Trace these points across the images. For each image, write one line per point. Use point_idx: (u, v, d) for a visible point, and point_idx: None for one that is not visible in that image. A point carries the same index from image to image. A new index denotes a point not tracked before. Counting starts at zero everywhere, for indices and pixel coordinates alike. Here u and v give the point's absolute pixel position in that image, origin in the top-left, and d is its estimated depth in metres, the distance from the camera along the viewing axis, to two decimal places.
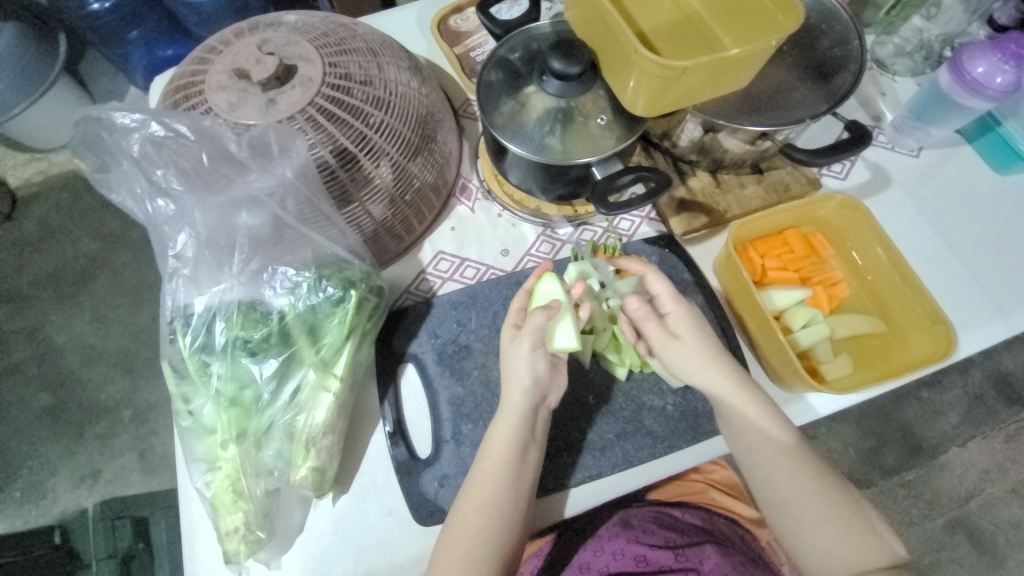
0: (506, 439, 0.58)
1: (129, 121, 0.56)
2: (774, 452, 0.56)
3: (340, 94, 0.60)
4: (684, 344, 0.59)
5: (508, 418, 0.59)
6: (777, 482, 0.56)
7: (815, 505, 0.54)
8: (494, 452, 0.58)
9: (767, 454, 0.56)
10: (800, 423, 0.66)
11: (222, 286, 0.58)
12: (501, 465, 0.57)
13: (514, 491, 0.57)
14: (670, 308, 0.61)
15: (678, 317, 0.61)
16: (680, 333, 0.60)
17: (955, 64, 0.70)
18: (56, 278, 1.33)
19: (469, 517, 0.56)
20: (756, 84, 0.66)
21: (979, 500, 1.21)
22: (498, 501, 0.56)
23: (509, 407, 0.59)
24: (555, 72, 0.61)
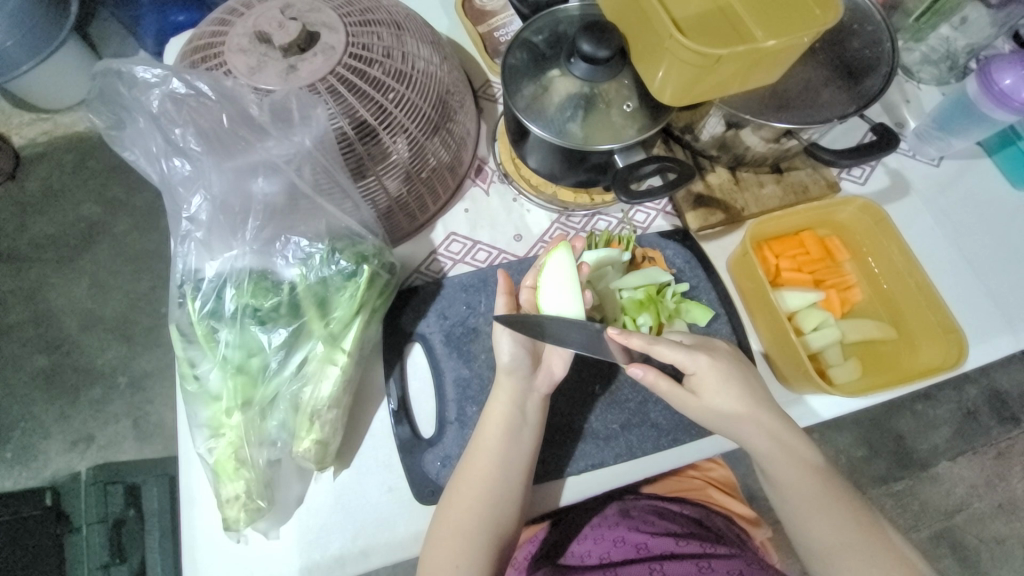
0: (507, 418, 0.58)
1: (149, 76, 0.54)
2: (820, 503, 0.56)
3: (362, 65, 0.59)
4: (707, 405, 0.57)
5: (509, 399, 0.59)
6: (812, 529, 0.56)
7: (853, 550, 0.55)
8: (494, 428, 0.58)
9: (805, 500, 0.57)
10: (803, 425, 0.67)
11: (233, 252, 0.57)
12: (504, 447, 0.57)
13: (511, 471, 0.57)
14: (696, 369, 0.57)
15: (704, 377, 0.57)
16: (702, 393, 0.57)
17: (982, 74, 0.69)
18: (57, 241, 1.32)
19: (468, 496, 0.56)
20: (784, 80, 0.65)
21: (966, 514, 1.22)
22: (498, 480, 0.57)
23: (507, 387, 0.59)
24: (583, 55, 0.59)
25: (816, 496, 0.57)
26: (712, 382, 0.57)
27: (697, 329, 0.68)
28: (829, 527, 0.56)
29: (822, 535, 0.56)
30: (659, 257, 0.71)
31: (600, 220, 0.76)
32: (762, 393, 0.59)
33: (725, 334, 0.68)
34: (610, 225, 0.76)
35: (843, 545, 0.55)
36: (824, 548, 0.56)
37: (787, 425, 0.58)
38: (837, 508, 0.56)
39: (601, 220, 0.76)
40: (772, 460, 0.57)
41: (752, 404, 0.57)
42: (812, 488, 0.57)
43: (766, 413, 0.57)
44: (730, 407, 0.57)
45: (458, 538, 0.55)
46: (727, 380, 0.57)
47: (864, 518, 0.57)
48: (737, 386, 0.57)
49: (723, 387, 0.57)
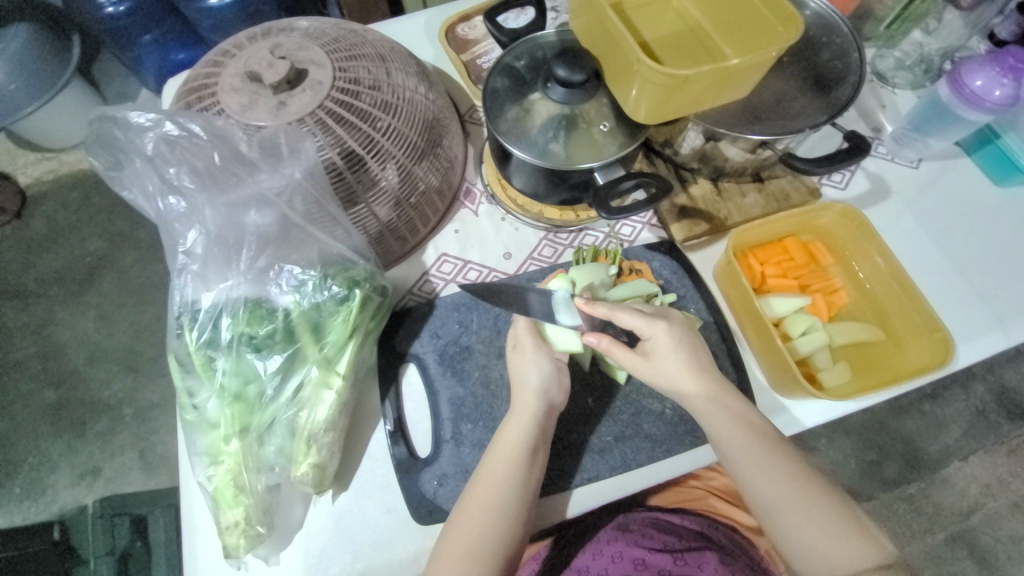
0: (515, 445, 0.58)
1: (144, 120, 0.57)
2: (761, 456, 0.56)
3: (350, 99, 0.61)
4: (657, 366, 0.59)
5: (523, 423, 0.59)
6: (765, 486, 0.56)
7: (802, 501, 0.55)
8: (508, 446, 0.58)
9: (755, 456, 0.56)
10: (787, 434, 0.66)
11: (228, 283, 0.59)
12: (500, 468, 0.57)
13: (517, 495, 0.57)
14: (652, 334, 0.59)
15: (659, 342, 0.59)
16: (653, 355, 0.59)
17: (953, 77, 0.71)
18: (63, 275, 1.35)
19: (472, 523, 0.56)
20: (756, 95, 0.67)
21: (981, 514, 1.20)
22: (503, 507, 0.56)
23: (523, 409, 0.60)
24: (559, 80, 0.62)
25: (762, 454, 0.56)
26: (664, 345, 0.59)
27: None
28: (772, 481, 0.55)
29: (771, 490, 0.55)
30: (646, 268, 0.72)
31: (587, 236, 0.77)
32: (708, 359, 0.60)
33: (714, 342, 0.69)
34: (597, 240, 0.77)
35: (791, 500, 0.55)
36: (771, 505, 0.55)
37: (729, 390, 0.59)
38: (780, 463, 0.56)
39: (587, 236, 0.77)
40: (715, 424, 0.58)
41: (695, 365, 0.59)
42: (753, 443, 0.57)
43: (703, 369, 0.59)
44: (682, 368, 0.58)
45: (462, 565, 0.54)
46: (679, 343, 0.59)
47: (806, 471, 0.57)
48: (685, 353, 0.59)
49: (676, 347, 0.59)
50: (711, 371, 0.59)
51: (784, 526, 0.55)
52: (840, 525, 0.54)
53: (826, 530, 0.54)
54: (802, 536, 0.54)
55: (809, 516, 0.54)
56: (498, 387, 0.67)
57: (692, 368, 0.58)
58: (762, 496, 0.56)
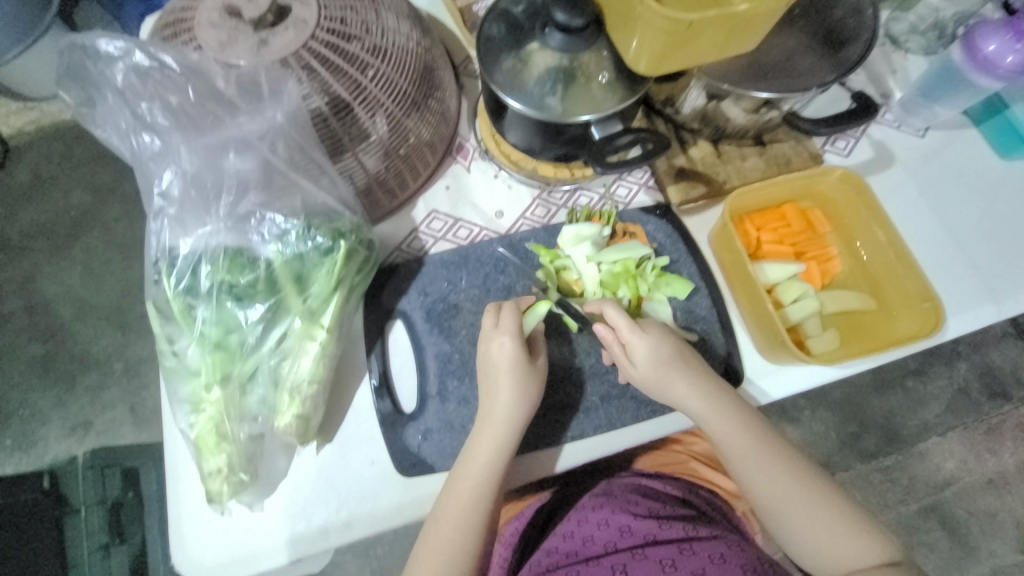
0: (492, 452, 0.58)
1: (113, 50, 0.54)
2: (768, 463, 0.59)
3: (337, 40, 0.58)
4: (640, 373, 0.61)
5: (495, 433, 0.58)
6: (760, 485, 0.58)
7: (797, 497, 0.57)
8: (490, 432, 0.58)
9: (748, 456, 0.59)
10: (761, 403, 0.67)
11: (207, 229, 0.57)
12: (489, 456, 0.57)
13: (492, 499, 0.57)
14: (630, 340, 0.60)
15: (634, 347, 0.61)
16: (634, 359, 0.61)
17: (967, 41, 0.69)
18: (48, 228, 1.32)
19: (459, 508, 0.56)
20: (764, 50, 0.64)
21: (955, 488, 1.23)
22: (486, 488, 0.57)
23: (501, 402, 0.59)
24: (558, 24, 0.59)
25: (755, 454, 0.59)
26: (639, 350, 0.60)
27: (677, 302, 0.68)
28: (779, 488, 0.58)
29: (767, 489, 0.58)
30: (640, 231, 0.71)
31: (581, 196, 0.75)
32: (690, 361, 0.61)
33: (704, 307, 0.68)
34: (592, 200, 0.75)
35: (785, 497, 0.58)
36: (769, 502, 0.58)
37: (721, 392, 0.61)
38: (780, 466, 0.59)
39: (582, 195, 0.75)
40: (711, 426, 0.60)
41: (677, 368, 0.60)
42: (759, 453, 0.59)
43: (706, 383, 0.61)
44: (668, 369, 0.60)
45: (452, 547, 0.55)
46: (657, 351, 0.60)
47: (809, 473, 0.59)
48: (658, 357, 0.60)
49: (655, 354, 0.60)
50: (718, 384, 0.61)
51: (790, 529, 0.57)
52: (835, 519, 0.57)
53: (834, 532, 0.56)
54: (797, 529, 0.57)
55: (818, 521, 0.57)
56: None
57: (697, 386, 0.60)
58: (769, 501, 0.58)
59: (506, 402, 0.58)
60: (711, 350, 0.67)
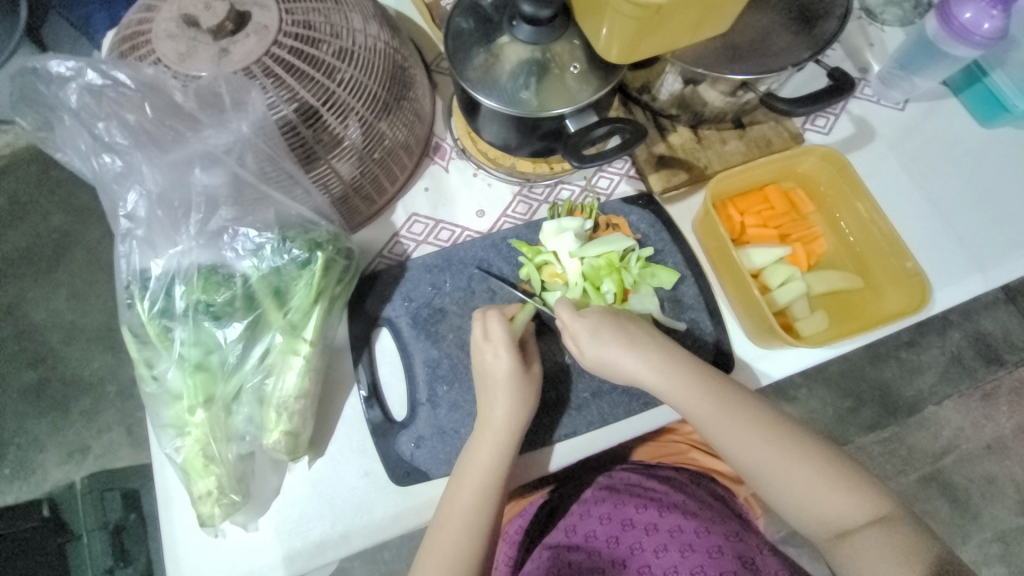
0: (490, 457, 0.57)
1: (64, 70, 0.52)
2: (739, 426, 0.57)
3: (302, 45, 0.56)
4: (591, 358, 0.60)
5: (494, 440, 0.58)
6: (737, 448, 0.57)
7: (773, 452, 0.56)
8: (487, 439, 0.58)
9: (718, 421, 0.58)
10: (759, 386, 0.67)
11: (179, 248, 0.56)
12: (487, 462, 0.57)
13: (494, 504, 0.56)
14: (574, 327, 0.61)
15: (576, 333, 0.61)
16: (583, 347, 0.61)
17: (942, 10, 0.68)
18: (27, 254, 1.29)
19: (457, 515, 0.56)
20: (738, 31, 0.63)
21: (954, 455, 1.24)
22: (484, 494, 0.56)
23: (497, 406, 0.58)
24: (525, 16, 0.57)
25: (726, 417, 0.57)
26: (581, 334, 0.61)
27: (664, 292, 0.68)
28: (752, 450, 0.56)
29: (742, 452, 0.57)
30: (623, 223, 0.70)
31: (563, 190, 0.74)
32: (642, 334, 0.61)
33: (692, 295, 0.68)
34: (574, 193, 0.74)
35: (760, 456, 0.56)
36: (748, 464, 0.57)
37: (681, 361, 0.59)
38: (753, 426, 0.57)
39: (563, 189, 0.74)
40: (679, 399, 0.58)
41: (631, 345, 0.60)
42: (725, 418, 0.57)
43: (662, 354, 0.60)
44: (619, 347, 0.60)
45: (452, 557, 0.54)
46: (597, 332, 0.60)
47: (783, 426, 0.57)
48: (608, 337, 0.60)
49: (602, 336, 0.60)
50: (674, 350, 0.60)
51: (771, 488, 0.56)
52: (812, 467, 0.56)
53: (814, 483, 0.55)
54: (779, 485, 0.56)
55: (796, 474, 0.56)
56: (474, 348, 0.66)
57: (652, 357, 0.59)
58: (743, 464, 0.57)
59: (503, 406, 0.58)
60: (701, 339, 0.67)
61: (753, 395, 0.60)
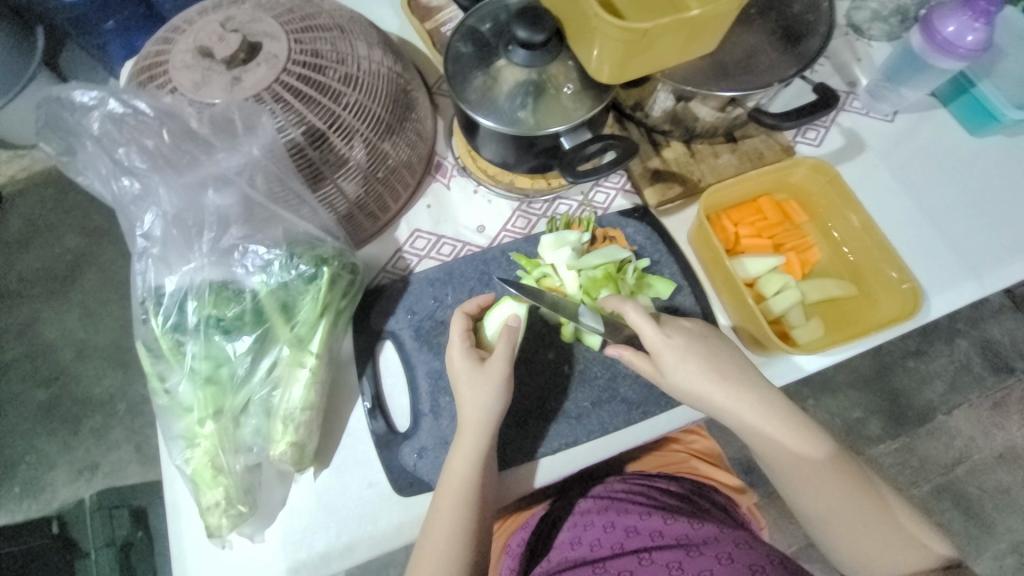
0: (465, 463, 0.56)
1: (89, 100, 0.56)
2: (818, 479, 0.56)
3: (309, 72, 0.60)
4: (674, 383, 0.59)
5: (466, 448, 0.57)
6: (812, 498, 0.56)
7: (848, 508, 0.55)
8: (462, 447, 0.57)
9: (799, 468, 0.57)
10: (779, 382, 0.66)
11: (192, 265, 0.58)
12: (465, 468, 0.56)
13: (475, 511, 0.56)
14: (654, 348, 0.59)
15: (664, 356, 0.58)
16: (661, 368, 0.59)
17: (926, 25, 0.70)
18: (44, 274, 1.33)
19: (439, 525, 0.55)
20: (725, 50, 0.65)
21: (966, 466, 1.23)
22: (465, 503, 0.55)
23: (468, 412, 0.58)
24: (520, 41, 0.60)
25: (808, 467, 0.56)
26: (669, 359, 0.58)
27: (661, 302, 0.69)
28: (827, 499, 0.56)
29: (815, 502, 0.56)
30: (620, 235, 0.72)
31: (561, 204, 0.76)
32: (732, 369, 0.59)
33: (689, 305, 0.69)
34: (571, 208, 0.76)
35: (835, 510, 0.55)
36: (819, 515, 0.56)
37: (769, 404, 0.58)
38: (833, 480, 0.56)
39: (561, 204, 0.76)
40: (765, 441, 0.57)
41: (716, 378, 0.58)
42: (807, 467, 0.56)
43: (752, 391, 0.58)
44: (703, 379, 0.58)
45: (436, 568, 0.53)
46: (684, 357, 0.58)
47: (861, 482, 0.56)
48: (694, 366, 0.58)
49: (685, 359, 0.58)
50: (763, 388, 0.59)
51: (835, 542, 0.56)
52: (883, 527, 0.55)
53: (885, 545, 0.54)
54: (845, 541, 0.55)
55: (868, 533, 0.55)
56: None
57: (741, 395, 0.58)
58: (813, 515, 0.57)
59: (473, 410, 0.58)
60: None
61: (836, 445, 0.58)
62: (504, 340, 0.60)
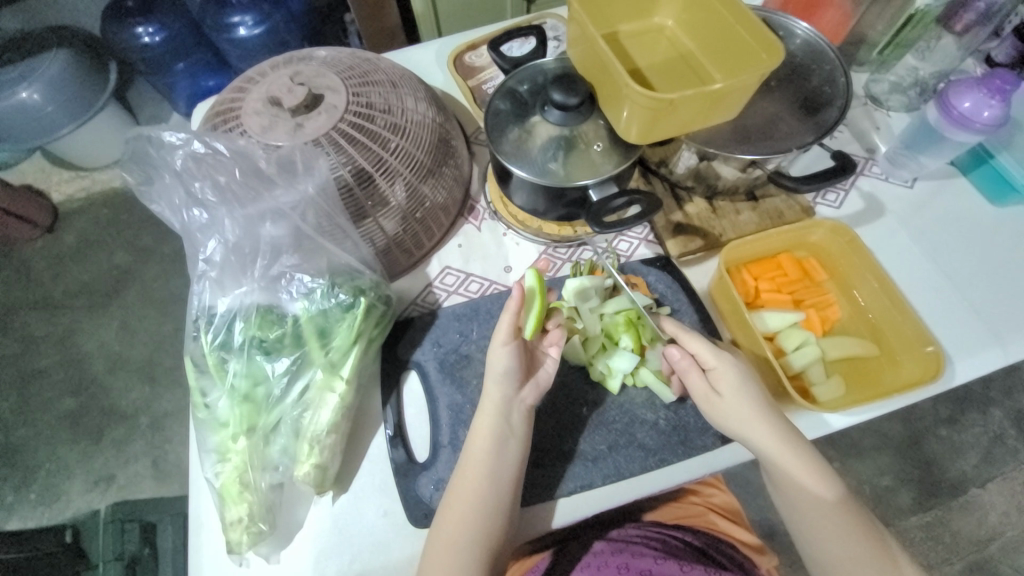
0: (486, 455, 0.58)
1: (175, 139, 0.63)
2: (828, 516, 0.57)
3: (361, 121, 0.66)
4: (725, 399, 0.60)
5: (484, 440, 0.59)
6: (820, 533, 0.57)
7: (855, 552, 0.55)
8: (480, 441, 0.59)
9: (808, 499, 0.57)
10: (811, 436, 0.65)
11: (243, 289, 0.63)
12: (485, 460, 0.58)
13: (495, 500, 0.57)
14: (715, 365, 0.62)
15: (722, 373, 0.61)
16: (719, 386, 0.61)
17: (942, 100, 0.73)
18: (89, 288, 1.42)
19: (455, 513, 0.57)
20: (746, 116, 0.70)
21: (1000, 544, 1.15)
22: (483, 496, 0.57)
23: (488, 402, 0.61)
24: (555, 103, 0.67)
25: (817, 502, 0.57)
26: (727, 377, 0.61)
27: None
28: (837, 538, 0.56)
29: (823, 538, 0.56)
30: (642, 282, 0.74)
31: (585, 251, 0.80)
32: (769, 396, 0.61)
33: None
34: (595, 254, 0.80)
35: (841, 550, 0.56)
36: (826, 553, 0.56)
37: (792, 433, 0.59)
38: (842, 517, 0.57)
39: (585, 250, 0.80)
40: (778, 467, 0.58)
41: (760, 400, 0.60)
42: (817, 499, 0.57)
43: (783, 424, 0.59)
44: (751, 400, 0.60)
45: (451, 556, 0.55)
46: (741, 377, 0.61)
47: (869, 527, 0.57)
48: (748, 385, 0.61)
49: (743, 380, 0.61)
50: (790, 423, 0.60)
51: None
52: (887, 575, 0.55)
53: None
54: None
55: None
56: None
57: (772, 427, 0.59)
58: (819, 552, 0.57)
59: (496, 393, 0.61)
60: None
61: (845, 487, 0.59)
62: (508, 313, 0.61)
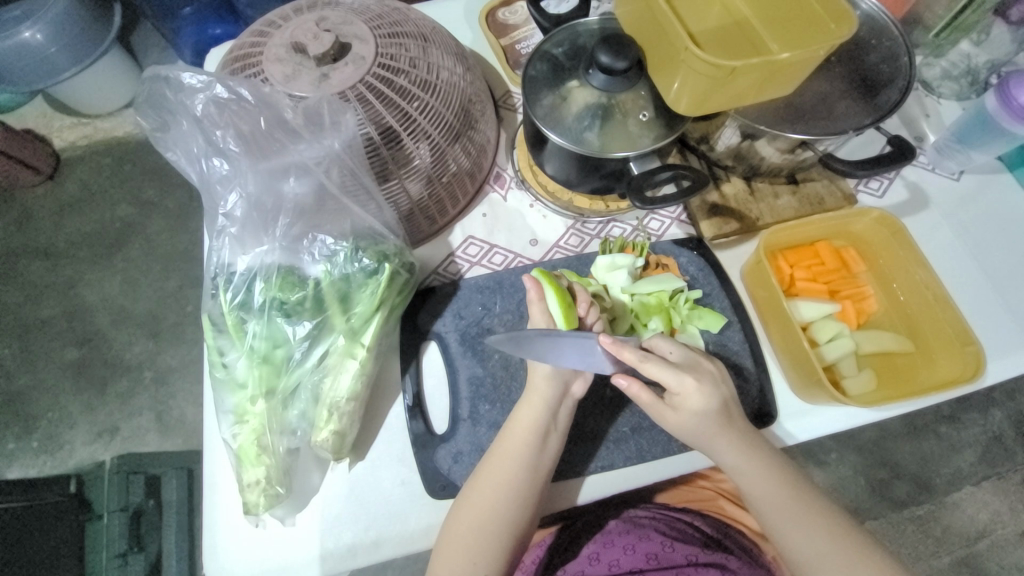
0: (523, 446, 0.57)
1: (196, 82, 0.59)
2: (800, 517, 0.56)
3: (390, 74, 0.62)
4: (683, 415, 0.58)
5: (522, 431, 0.58)
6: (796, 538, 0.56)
7: (832, 551, 0.55)
8: (520, 431, 0.58)
9: (780, 501, 0.57)
10: (790, 444, 0.66)
11: (263, 248, 0.61)
12: (523, 449, 0.57)
13: (526, 491, 0.57)
14: (679, 388, 0.57)
15: (686, 395, 0.58)
16: (681, 407, 0.58)
17: (1001, 90, 0.69)
18: (91, 239, 1.38)
19: (480, 497, 0.56)
20: (800, 94, 0.66)
21: (988, 540, 1.17)
22: (514, 484, 0.56)
23: (534, 395, 0.59)
24: (601, 66, 0.61)
25: (785, 504, 0.57)
26: (693, 399, 0.57)
27: (709, 336, 0.69)
28: (813, 539, 0.55)
29: (800, 543, 0.55)
30: (673, 263, 0.72)
31: (614, 227, 0.77)
32: (732, 407, 0.60)
33: (736, 341, 0.68)
34: (625, 231, 0.77)
35: (819, 552, 0.55)
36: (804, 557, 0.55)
37: (754, 439, 0.59)
38: (814, 518, 0.56)
39: (615, 227, 0.77)
40: (743, 472, 0.58)
41: (721, 415, 0.58)
42: (788, 500, 0.57)
43: (747, 437, 0.59)
44: (713, 418, 0.58)
45: (473, 540, 0.55)
46: (705, 396, 0.58)
47: (842, 524, 0.56)
48: (712, 404, 0.58)
49: (707, 402, 0.57)
50: (754, 434, 0.60)
51: None
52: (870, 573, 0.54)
53: None
54: None
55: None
56: (518, 370, 0.67)
57: (736, 440, 0.58)
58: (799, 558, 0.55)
59: (545, 388, 0.59)
60: (745, 386, 0.67)
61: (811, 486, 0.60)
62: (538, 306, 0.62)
